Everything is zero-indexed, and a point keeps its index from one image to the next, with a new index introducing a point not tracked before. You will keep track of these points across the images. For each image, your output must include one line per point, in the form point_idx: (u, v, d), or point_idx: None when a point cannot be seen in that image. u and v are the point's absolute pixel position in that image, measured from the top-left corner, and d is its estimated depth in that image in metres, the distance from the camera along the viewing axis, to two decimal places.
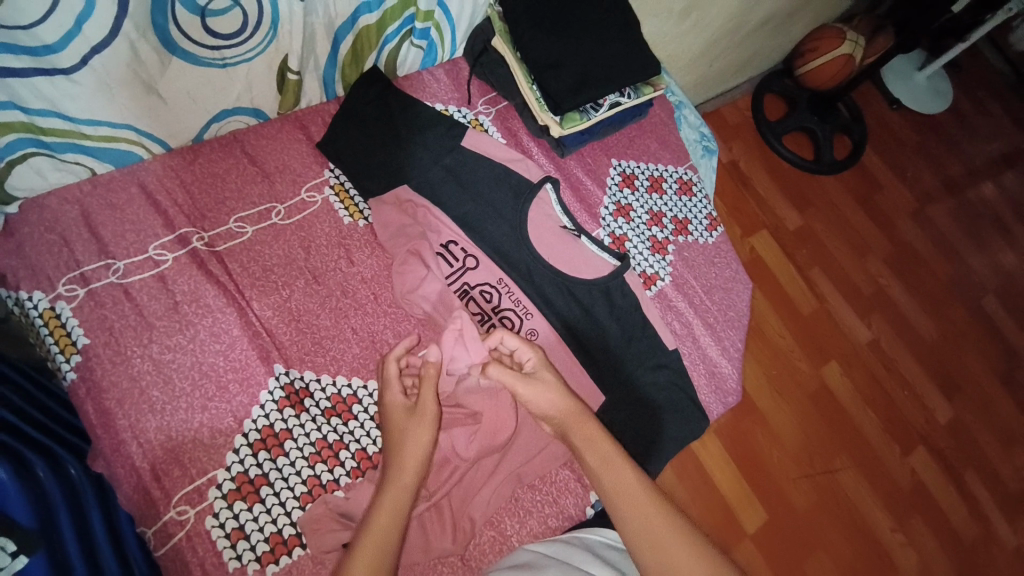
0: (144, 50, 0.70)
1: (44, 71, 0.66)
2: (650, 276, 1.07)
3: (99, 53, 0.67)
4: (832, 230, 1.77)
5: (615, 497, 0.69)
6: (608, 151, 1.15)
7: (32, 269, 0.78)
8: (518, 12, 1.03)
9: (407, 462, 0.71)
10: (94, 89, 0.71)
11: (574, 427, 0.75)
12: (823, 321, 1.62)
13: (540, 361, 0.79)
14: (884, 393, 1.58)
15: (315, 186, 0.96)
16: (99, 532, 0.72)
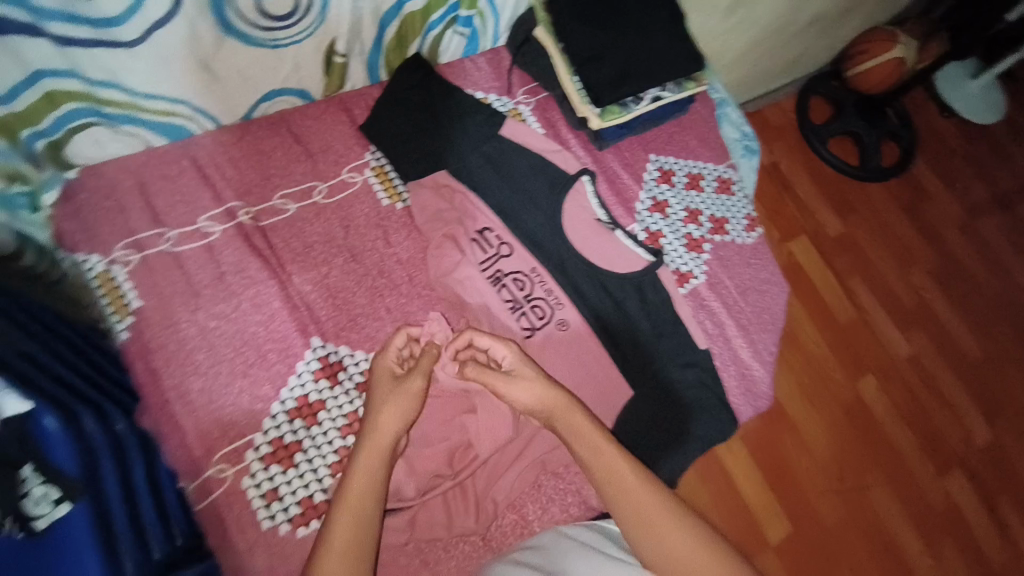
0: (202, 30, 0.72)
1: (107, 43, 0.68)
2: (684, 274, 1.06)
3: (160, 27, 0.69)
4: (876, 239, 1.71)
5: (624, 504, 0.67)
6: (647, 146, 1.14)
7: (89, 233, 0.82)
8: (560, 2, 1.01)
9: (380, 434, 0.68)
10: (153, 63, 0.72)
11: (579, 433, 0.73)
12: (860, 332, 1.57)
13: (518, 360, 0.78)
14: (920, 409, 1.52)
15: (356, 167, 0.98)
16: (140, 484, 0.73)
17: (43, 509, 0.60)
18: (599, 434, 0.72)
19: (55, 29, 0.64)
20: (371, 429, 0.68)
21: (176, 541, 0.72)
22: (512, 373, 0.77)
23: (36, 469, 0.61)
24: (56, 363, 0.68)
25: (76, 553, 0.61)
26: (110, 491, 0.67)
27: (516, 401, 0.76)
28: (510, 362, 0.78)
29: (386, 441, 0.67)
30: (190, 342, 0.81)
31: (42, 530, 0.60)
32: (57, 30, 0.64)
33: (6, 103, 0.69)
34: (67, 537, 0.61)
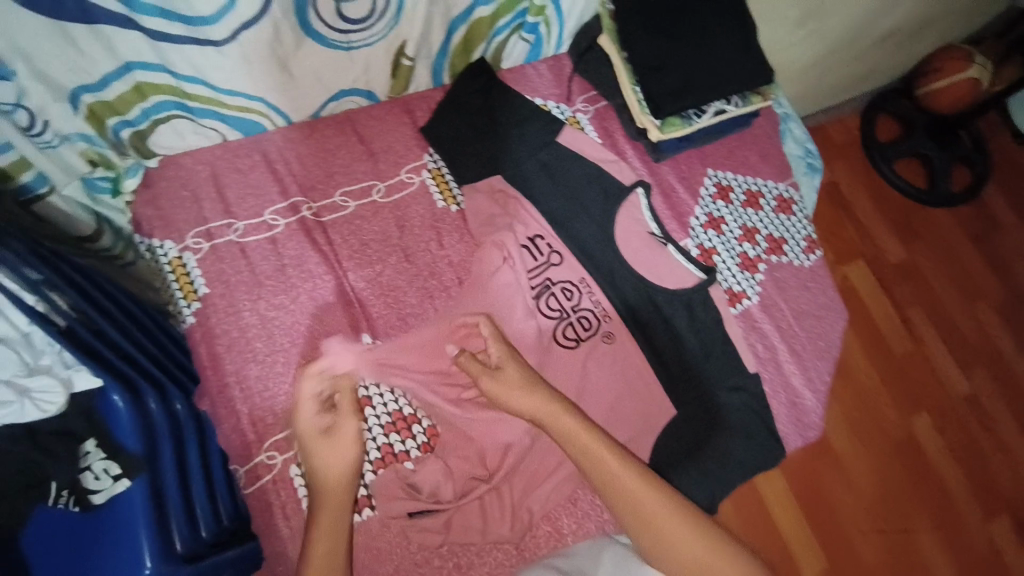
0: (285, 33, 0.75)
1: (197, 41, 0.71)
2: (736, 294, 1.02)
3: (247, 29, 0.71)
4: (941, 269, 1.62)
5: (633, 517, 0.70)
6: (705, 160, 1.10)
7: (164, 220, 0.87)
8: (628, 11, 1.00)
9: (332, 482, 0.72)
10: (237, 62, 0.75)
11: (583, 448, 0.73)
12: (914, 365, 1.48)
13: (506, 358, 0.80)
14: (976, 451, 1.43)
15: (415, 168, 1.00)
16: (193, 460, 0.82)
17: (105, 482, 0.71)
18: (606, 448, 0.73)
19: (148, 24, 0.67)
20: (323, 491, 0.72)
21: (222, 519, 0.82)
22: (498, 370, 0.79)
23: (99, 445, 0.72)
24: (127, 348, 0.78)
25: (132, 524, 0.72)
26: (167, 468, 0.77)
27: (512, 406, 0.77)
28: (498, 355, 0.81)
29: (340, 488, 0.72)
30: (251, 329, 0.85)
31: (100, 502, 0.71)
32: (151, 24, 0.67)
33: (99, 89, 0.72)
34: (128, 507, 0.72)
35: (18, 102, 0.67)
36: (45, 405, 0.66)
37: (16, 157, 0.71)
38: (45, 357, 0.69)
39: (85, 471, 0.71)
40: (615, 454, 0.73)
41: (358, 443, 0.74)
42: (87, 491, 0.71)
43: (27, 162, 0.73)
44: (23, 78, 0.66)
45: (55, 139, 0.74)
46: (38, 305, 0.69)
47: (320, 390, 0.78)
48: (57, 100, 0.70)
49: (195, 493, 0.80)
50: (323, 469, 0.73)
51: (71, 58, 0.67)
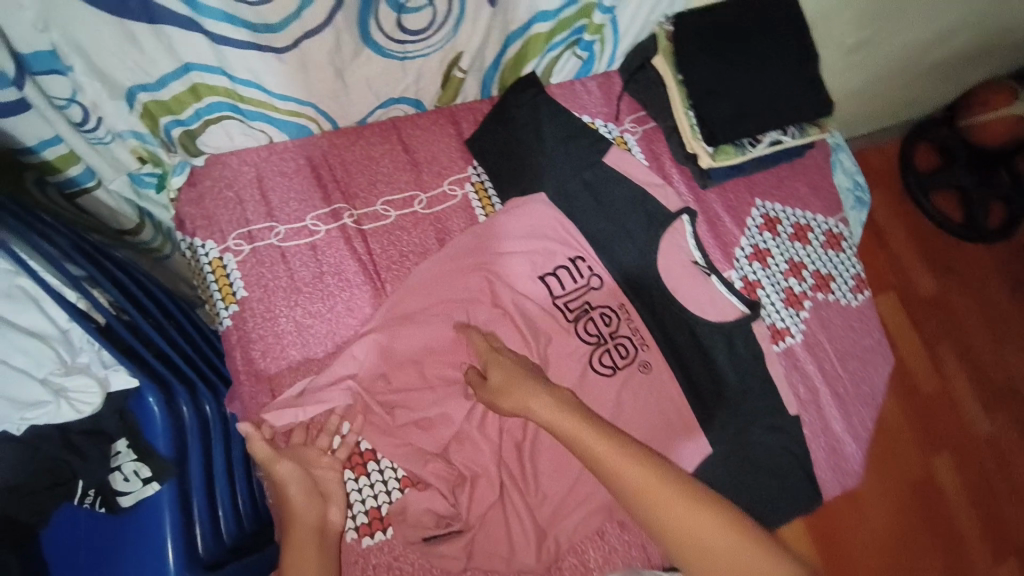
0: (345, 41, 0.73)
1: (259, 46, 0.69)
2: (780, 330, 0.99)
3: (310, 37, 0.70)
4: (974, 308, 1.55)
5: (654, 514, 0.68)
6: (753, 189, 1.07)
7: (207, 220, 0.87)
8: (688, 35, 0.97)
9: (295, 522, 0.72)
10: (294, 68, 0.74)
11: (593, 447, 0.72)
12: (940, 406, 1.43)
13: (495, 364, 0.82)
14: (995, 497, 1.38)
15: (458, 180, 0.99)
16: (218, 461, 0.81)
17: (134, 485, 0.71)
18: (616, 444, 0.72)
19: (212, 27, 0.65)
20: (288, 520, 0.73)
21: (243, 522, 0.81)
22: (489, 384, 0.81)
23: (130, 446, 0.72)
24: (162, 346, 0.78)
25: (159, 528, 0.71)
26: (196, 472, 0.77)
27: (511, 409, 0.79)
28: (484, 364, 0.83)
29: (305, 524, 0.72)
30: (288, 336, 0.84)
31: (128, 505, 0.71)
32: (213, 28, 0.65)
33: (156, 89, 0.71)
34: (156, 512, 0.72)
35: (72, 97, 0.68)
36: (81, 406, 0.65)
37: (65, 150, 0.70)
38: (82, 355, 0.68)
39: (114, 472, 0.71)
40: (627, 451, 0.71)
41: (297, 484, 0.75)
42: (116, 493, 0.71)
43: (75, 155, 0.72)
44: (79, 74, 0.66)
45: (107, 136, 0.74)
46: (80, 302, 0.69)
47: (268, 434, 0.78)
48: (113, 97, 0.70)
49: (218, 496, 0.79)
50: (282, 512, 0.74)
51: (132, 58, 0.66)
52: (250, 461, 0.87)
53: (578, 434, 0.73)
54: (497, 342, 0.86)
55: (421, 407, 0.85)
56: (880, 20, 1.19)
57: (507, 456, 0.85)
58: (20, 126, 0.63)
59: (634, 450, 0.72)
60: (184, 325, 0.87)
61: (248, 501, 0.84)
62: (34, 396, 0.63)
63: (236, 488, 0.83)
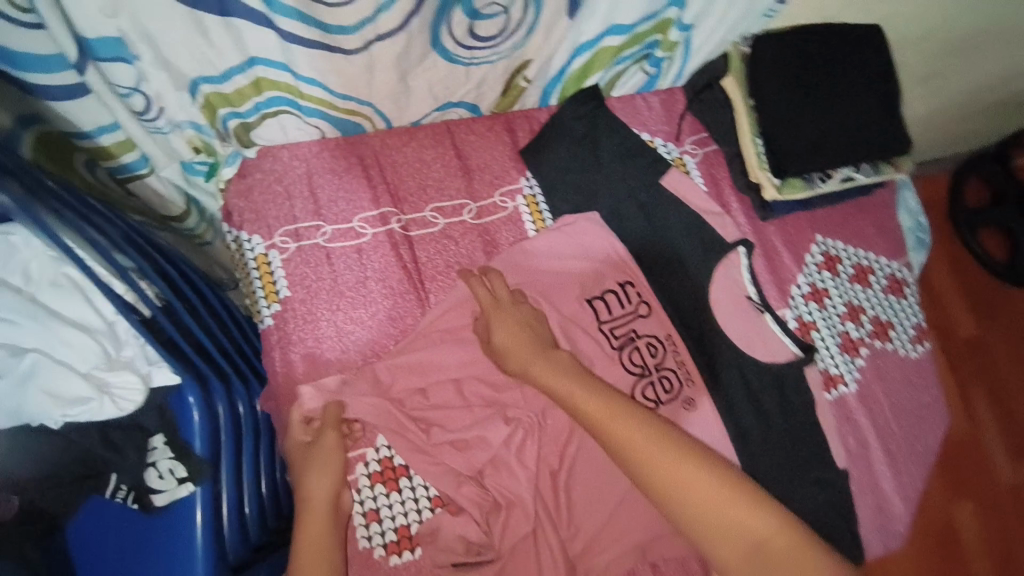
0: (415, 45, 0.70)
1: (327, 46, 0.66)
2: (833, 377, 0.95)
3: (382, 40, 0.67)
4: (1008, 351, 1.47)
5: (646, 475, 0.68)
6: (814, 224, 1.02)
7: (255, 214, 0.85)
8: (766, 60, 0.92)
9: (313, 505, 0.72)
10: (361, 70, 0.71)
11: (591, 410, 0.72)
12: (967, 451, 1.38)
13: (500, 321, 0.81)
14: (1013, 550, 1.31)
15: (509, 192, 0.95)
16: (247, 461, 0.78)
17: (169, 484, 0.70)
18: (612, 407, 0.72)
19: (282, 24, 0.62)
20: (310, 503, 0.72)
21: (268, 522, 0.79)
22: (494, 343, 0.81)
23: (167, 445, 0.71)
24: (200, 338, 0.76)
25: (189, 530, 0.70)
26: (227, 474, 0.75)
27: (514, 368, 0.79)
28: (488, 321, 0.81)
29: (321, 510, 0.72)
30: (327, 341, 0.82)
31: (161, 505, 0.70)
32: (285, 26, 0.62)
33: (220, 81, 0.69)
34: (187, 514, 0.70)
35: (136, 86, 0.66)
36: (123, 403, 0.65)
37: (122, 137, 0.70)
38: (126, 348, 0.67)
39: (148, 469, 0.70)
40: (623, 414, 0.71)
41: (341, 461, 0.76)
42: (149, 492, 0.70)
43: (132, 143, 0.72)
44: (145, 63, 0.63)
45: (167, 125, 0.72)
46: (127, 295, 0.68)
47: (310, 409, 0.78)
48: (177, 88, 0.68)
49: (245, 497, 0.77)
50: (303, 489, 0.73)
51: (200, 50, 0.64)
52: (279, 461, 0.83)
53: (577, 399, 0.73)
54: (504, 293, 0.84)
55: (458, 425, 0.82)
56: (960, 52, 1.13)
57: (542, 486, 0.82)
58: (77, 109, 0.64)
59: (629, 411, 0.72)
60: (218, 310, 0.86)
61: (276, 502, 0.82)
62: (77, 391, 0.62)
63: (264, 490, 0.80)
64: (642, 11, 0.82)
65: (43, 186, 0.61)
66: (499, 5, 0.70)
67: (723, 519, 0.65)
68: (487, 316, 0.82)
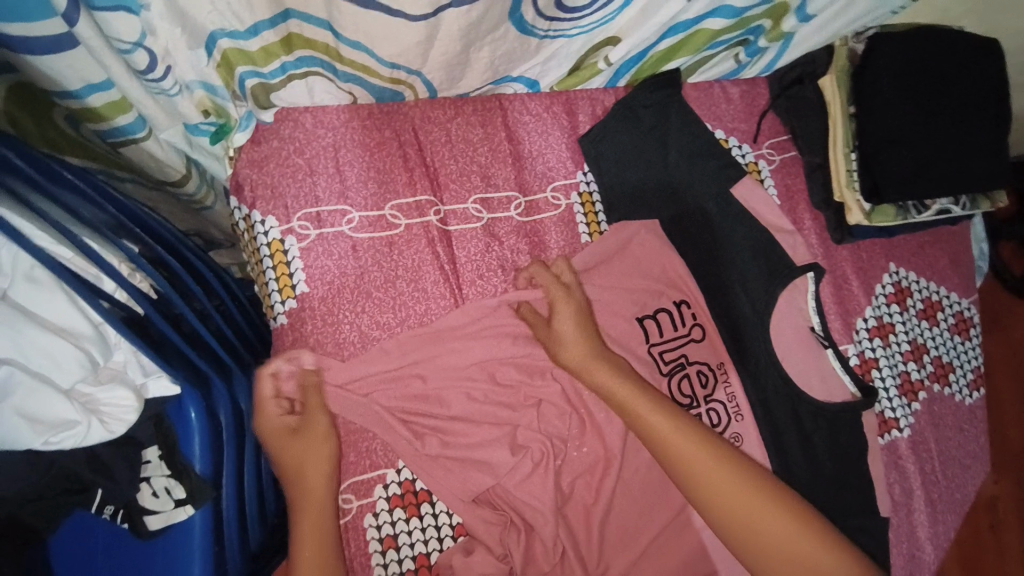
0: (492, 15, 0.61)
1: (388, 8, 0.56)
2: (887, 421, 0.89)
3: (453, 6, 0.57)
4: (1008, 359, 1.26)
5: (717, 509, 0.64)
6: (890, 252, 0.94)
7: (271, 190, 0.71)
8: (881, 69, 0.82)
9: (307, 494, 0.66)
10: (421, 39, 0.61)
11: (662, 436, 0.66)
12: None
13: (562, 308, 0.71)
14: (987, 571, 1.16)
15: (563, 186, 0.83)
16: (249, 464, 0.70)
17: (165, 505, 0.62)
18: (685, 433, 0.66)
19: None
20: (298, 497, 0.66)
21: (268, 520, 0.74)
22: (555, 331, 0.71)
23: (163, 460, 0.62)
24: (197, 328, 0.66)
25: (186, 556, 0.62)
26: (231, 488, 0.66)
27: (572, 365, 0.70)
28: (550, 300, 0.72)
29: (321, 494, 0.66)
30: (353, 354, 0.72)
31: (156, 528, 0.62)
32: None
33: (244, 37, 0.57)
34: (186, 539, 0.63)
35: (139, 41, 0.52)
36: (114, 425, 0.56)
37: (117, 95, 0.57)
38: (117, 354, 0.59)
39: (142, 486, 0.62)
40: (695, 441, 0.66)
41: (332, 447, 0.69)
42: (144, 513, 0.62)
43: (128, 102, 0.59)
44: (154, 15, 0.52)
45: (174, 87, 0.59)
46: (117, 293, 0.60)
47: (309, 387, 0.69)
48: (191, 46, 0.56)
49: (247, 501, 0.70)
50: (297, 475, 0.67)
51: None
52: None
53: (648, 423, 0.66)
54: (568, 277, 0.75)
55: (483, 447, 0.72)
56: None
57: (572, 523, 0.73)
58: (64, 64, 0.51)
59: (698, 435, 0.66)
60: (213, 285, 0.76)
61: (274, 500, 0.76)
62: (61, 414, 0.54)
63: (264, 490, 0.74)
64: None
65: (14, 170, 0.53)
66: None
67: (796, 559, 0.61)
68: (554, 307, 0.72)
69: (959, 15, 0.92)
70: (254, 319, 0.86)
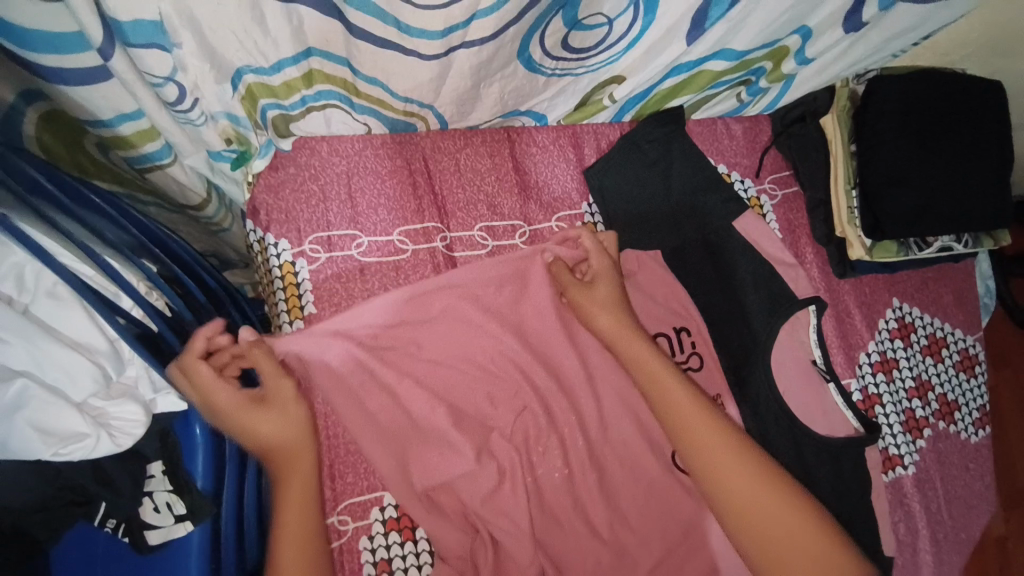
0: (501, 54, 0.63)
1: (401, 48, 0.59)
2: (892, 458, 0.89)
3: (466, 47, 0.60)
4: (1015, 397, 1.24)
5: (744, 513, 0.64)
6: (893, 286, 0.95)
7: (286, 214, 0.74)
8: (886, 111, 0.84)
9: (280, 458, 0.63)
10: (434, 75, 0.64)
11: (695, 437, 0.66)
12: None
13: (607, 277, 0.73)
14: None
15: (568, 217, 0.85)
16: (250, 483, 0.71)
17: (165, 520, 0.63)
18: (716, 434, 0.66)
19: (354, 18, 0.54)
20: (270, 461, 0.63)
21: None
22: (594, 288, 0.73)
23: (167, 475, 0.63)
24: None
25: (184, 572, 0.63)
26: (231, 505, 0.66)
27: (605, 335, 0.72)
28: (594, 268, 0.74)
29: (297, 459, 0.63)
30: (365, 377, 0.73)
31: (155, 543, 0.63)
32: (356, 20, 0.55)
33: (268, 73, 0.60)
34: (185, 555, 0.63)
35: (170, 76, 0.56)
36: (122, 438, 0.57)
37: (146, 124, 0.61)
38: (129, 369, 0.61)
39: (143, 501, 0.63)
40: (727, 445, 0.66)
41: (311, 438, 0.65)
42: (144, 527, 0.63)
43: (156, 131, 0.62)
44: (185, 52, 0.55)
45: (200, 117, 0.63)
46: (134, 310, 0.62)
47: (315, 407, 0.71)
48: (218, 81, 0.59)
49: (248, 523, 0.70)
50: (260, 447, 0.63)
51: (252, 38, 0.55)
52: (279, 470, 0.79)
53: (684, 425, 0.67)
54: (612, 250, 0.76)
55: (483, 473, 0.72)
56: None
57: (569, 554, 0.72)
58: (97, 96, 0.55)
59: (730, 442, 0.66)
60: (224, 303, 0.78)
61: None
62: (73, 427, 0.55)
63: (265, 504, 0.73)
64: (762, 36, 0.76)
65: (44, 192, 0.57)
66: (604, 16, 0.65)
67: (801, 556, 0.62)
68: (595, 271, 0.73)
69: (960, 58, 0.94)
70: None
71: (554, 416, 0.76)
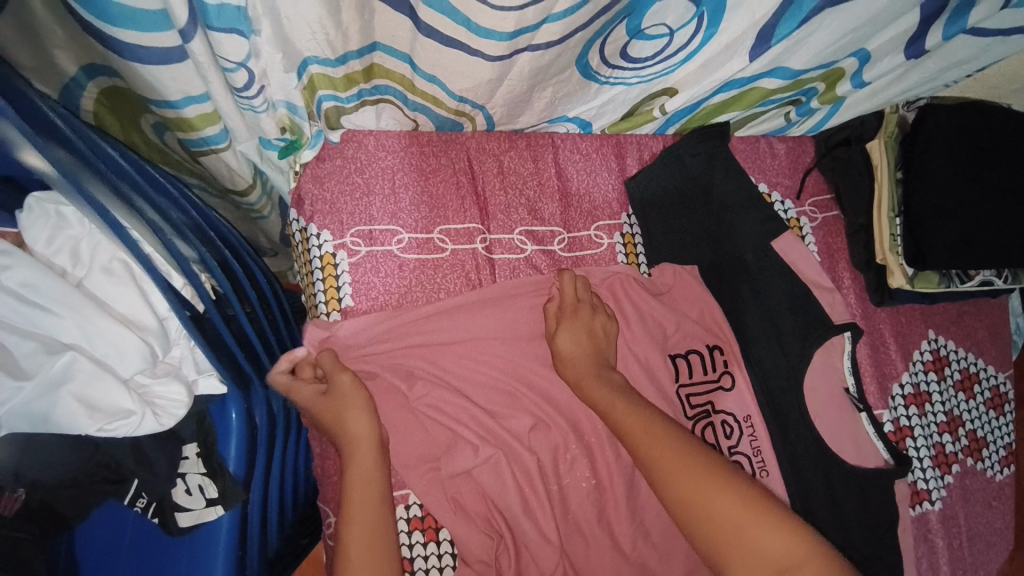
0: (562, 59, 0.64)
1: (468, 48, 0.59)
2: (919, 492, 0.87)
3: (530, 51, 0.61)
4: None
5: (728, 543, 0.56)
6: (929, 318, 0.93)
7: (329, 205, 0.74)
8: (937, 139, 0.83)
9: (351, 436, 0.64)
10: (494, 77, 0.64)
11: (670, 477, 0.61)
12: None
13: (579, 321, 0.73)
14: None
15: (607, 226, 0.84)
16: (274, 470, 0.72)
17: (197, 503, 0.63)
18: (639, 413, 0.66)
19: (425, 15, 0.55)
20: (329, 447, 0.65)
21: (285, 530, 0.76)
22: (556, 348, 0.73)
23: (201, 458, 0.63)
24: (245, 330, 0.68)
25: (210, 557, 0.64)
26: (260, 492, 0.68)
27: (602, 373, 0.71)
28: (562, 310, 0.74)
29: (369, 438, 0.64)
30: (401, 374, 0.73)
31: (185, 526, 0.63)
32: (427, 16, 0.55)
33: (332, 65, 0.61)
34: (211, 540, 0.64)
35: (243, 62, 0.56)
36: (166, 418, 0.58)
37: (209, 109, 0.61)
38: (175, 350, 0.61)
39: (177, 482, 0.63)
40: (654, 425, 0.65)
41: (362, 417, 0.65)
42: (174, 509, 0.63)
43: (217, 116, 0.63)
44: (261, 39, 0.56)
45: (262, 105, 0.63)
46: (185, 289, 0.62)
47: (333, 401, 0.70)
48: (285, 69, 0.60)
49: (269, 511, 0.71)
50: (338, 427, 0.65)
51: (324, 30, 0.56)
52: (301, 460, 0.79)
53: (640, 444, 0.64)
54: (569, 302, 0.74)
55: (509, 479, 0.71)
56: None
57: (590, 567, 0.71)
58: (167, 76, 0.56)
59: (655, 419, 0.65)
60: (264, 289, 0.79)
61: (293, 508, 0.78)
62: (118, 403, 0.55)
63: (286, 492, 0.75)
64: (819, 58, 0.76)
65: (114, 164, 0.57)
66: (666, 27, 0.65)
67: (731, 519, 0.57)
68: (556, 327, 0.73)
69: (1008, 93, 0.92)
70: (292, 327, 0.88)
71: (583, 425, 0.75)
